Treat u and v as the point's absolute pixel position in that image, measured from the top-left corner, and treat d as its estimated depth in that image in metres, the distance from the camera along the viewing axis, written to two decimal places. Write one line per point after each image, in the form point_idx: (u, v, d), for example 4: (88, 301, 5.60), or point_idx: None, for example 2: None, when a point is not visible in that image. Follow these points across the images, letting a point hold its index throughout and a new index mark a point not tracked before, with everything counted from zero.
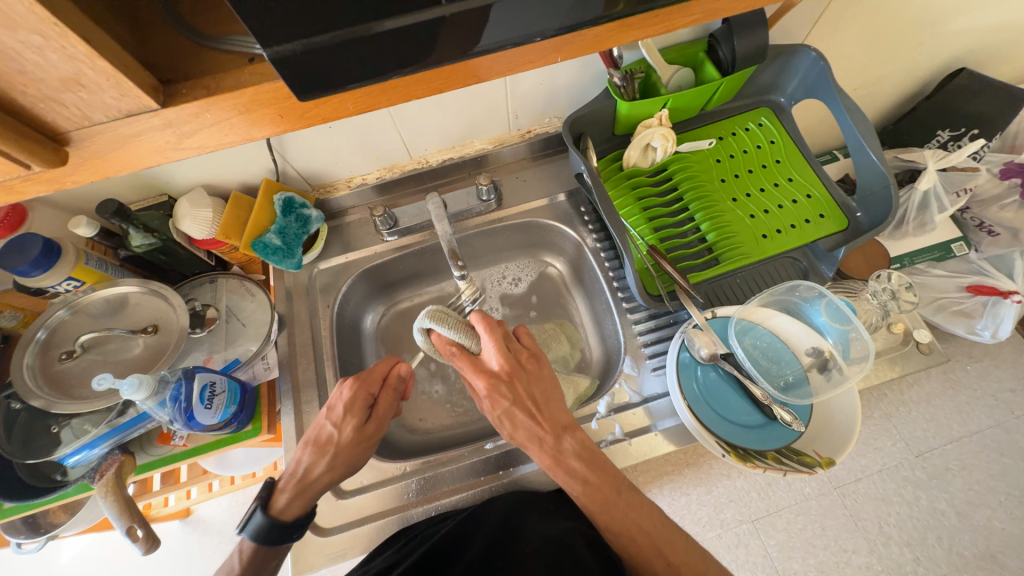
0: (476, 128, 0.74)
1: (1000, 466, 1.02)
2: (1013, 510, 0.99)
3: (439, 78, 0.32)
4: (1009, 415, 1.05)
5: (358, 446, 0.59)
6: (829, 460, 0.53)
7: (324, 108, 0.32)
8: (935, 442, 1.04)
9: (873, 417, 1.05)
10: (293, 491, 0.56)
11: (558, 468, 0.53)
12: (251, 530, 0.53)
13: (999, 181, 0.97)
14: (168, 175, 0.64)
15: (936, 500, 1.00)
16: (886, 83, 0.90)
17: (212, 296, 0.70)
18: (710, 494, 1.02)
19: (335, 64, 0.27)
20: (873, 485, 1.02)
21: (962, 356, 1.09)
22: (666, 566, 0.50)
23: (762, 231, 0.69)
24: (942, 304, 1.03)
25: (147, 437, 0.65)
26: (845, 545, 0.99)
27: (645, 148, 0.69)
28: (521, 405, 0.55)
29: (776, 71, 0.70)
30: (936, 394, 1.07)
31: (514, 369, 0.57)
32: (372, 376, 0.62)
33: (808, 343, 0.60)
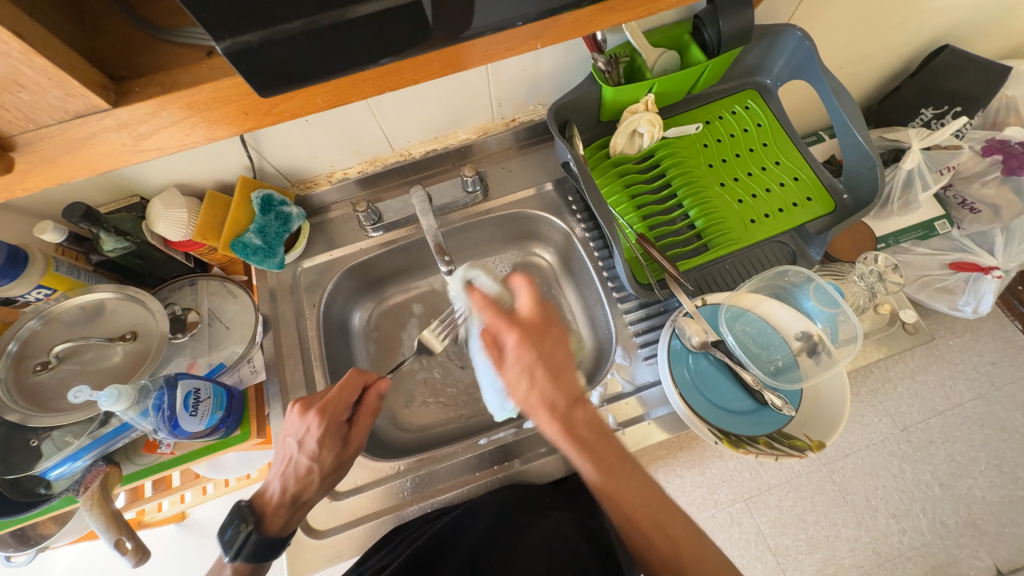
0: (458, 118, 0.72)
1: (981, 437, 1.05)
2: (993, 478, 1.02)
3: (413, 70, 0.31)
4: (989, 387, 1.08)
5: (339, 471, 0.58)
6: (819, 443, 0.53)
7: (293, 103, 0.30)
8: (919, 416, 1.06)
9: (859, 394, 1.08)
10: (284, 513, 0.56)
11: (570, 439, 0.50)
12: (242, 553, 0.53)
13: (981, 158, 0.98)
14: (139, 175, 0.61)
15: (921, 472, 1.03)
16: (871, 61, 0.90)
17: (192, 300, 0.68)
18: (704, 476, 1.05)
19: (297, 58, 0.26)
20: (861, 460, 1.04)
21: (944, 332, 1.11)
22: (665, 538, 0.48)
23: (751, 215, 0.69)
24: (926, 281, 1.05)
25: (132, 447, 0.63)
26: (834, 520, 1.01)
27: (632, 134, 0.68)
28: (546, 360, 0.52)
29: (762, 52, 0.69)
30: (920, 369, 1.09)
31: (542, 329, 0.54)
32: (341, 402, 0.57)
33: (797, 328, 0.59)
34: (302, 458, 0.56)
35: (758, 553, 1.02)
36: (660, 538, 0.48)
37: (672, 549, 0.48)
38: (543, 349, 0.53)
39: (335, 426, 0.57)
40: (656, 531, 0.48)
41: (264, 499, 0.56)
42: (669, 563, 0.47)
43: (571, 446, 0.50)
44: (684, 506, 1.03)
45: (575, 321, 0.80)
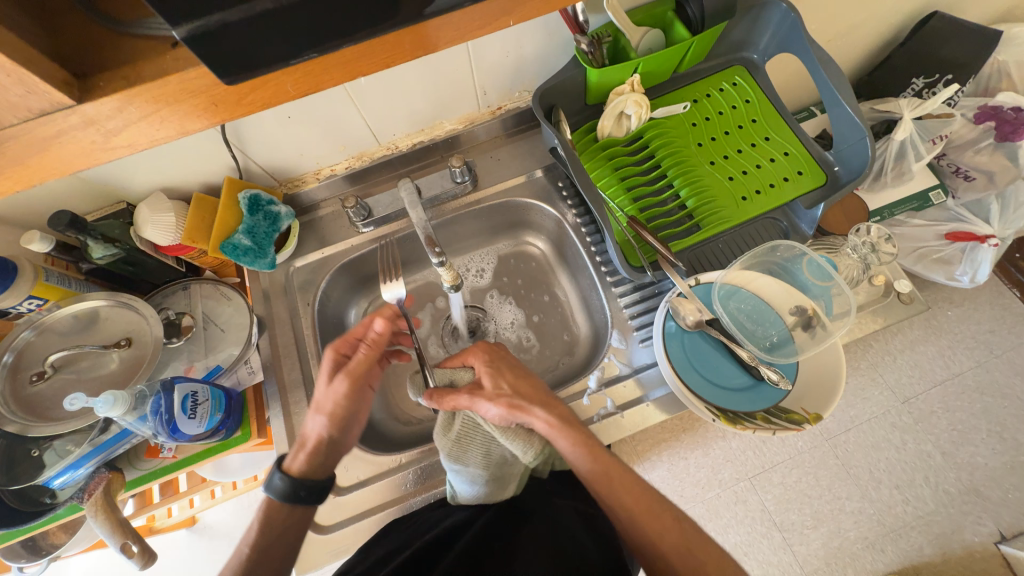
0: (444, 107, 0.71)
1: (981, 405, 1.06)
2: (995, 445, 1.03)
3: (385, 52, 0.30)
4: (989, 355, 1.09)
5: (332, 404, 0.57)
6: (816, 415, 0.52)
7: (262, 93, 0.30)
8: (920, 387, 1.07)
9: (859, 368, 1.08)
10: (303, 452, 0.57)
11: (565, 429, 0.56)
12: (273, 490, 0.55)
13: (974, 126, 1.00)
14: (123, 179, 0.60)
15: (923, 442, 1.04)
16: (858, 32, 0.90)
17: (186, 304, 0.68)
18: (708, 456, 1.06)
19: (257, 40, 0.25)
20: (863, 433, 1.05)
21: (942, 303, 1.12)
22: (675, 522, 0.52)
23: (742, 192, 0.69)
24: (922, 253, 1.06)
25: (134, 452, 0.63)
26: (838, 493, 1.03)
27: (619, 116, 0.67)
28: (505, 373, 0.60)
29: (747, 26, 0.69)
30: (920, 341, 1.10)
31: (489, 350, 0.63)
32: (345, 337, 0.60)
33: (791, 303, 0.59)
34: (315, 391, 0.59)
35: (764, 530, 1.03)
36: (671, 521, 0.52)
37: (682, 537, 0.50)
38: (509, 372, 0.61)
39: (335, 358, 0.59)
40: (668, 517, 0.52)
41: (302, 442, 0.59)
42: (684, 551, 0.49)
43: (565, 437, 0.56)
44: (689, 487, 1.05)
45: (569, 306, 0.80)
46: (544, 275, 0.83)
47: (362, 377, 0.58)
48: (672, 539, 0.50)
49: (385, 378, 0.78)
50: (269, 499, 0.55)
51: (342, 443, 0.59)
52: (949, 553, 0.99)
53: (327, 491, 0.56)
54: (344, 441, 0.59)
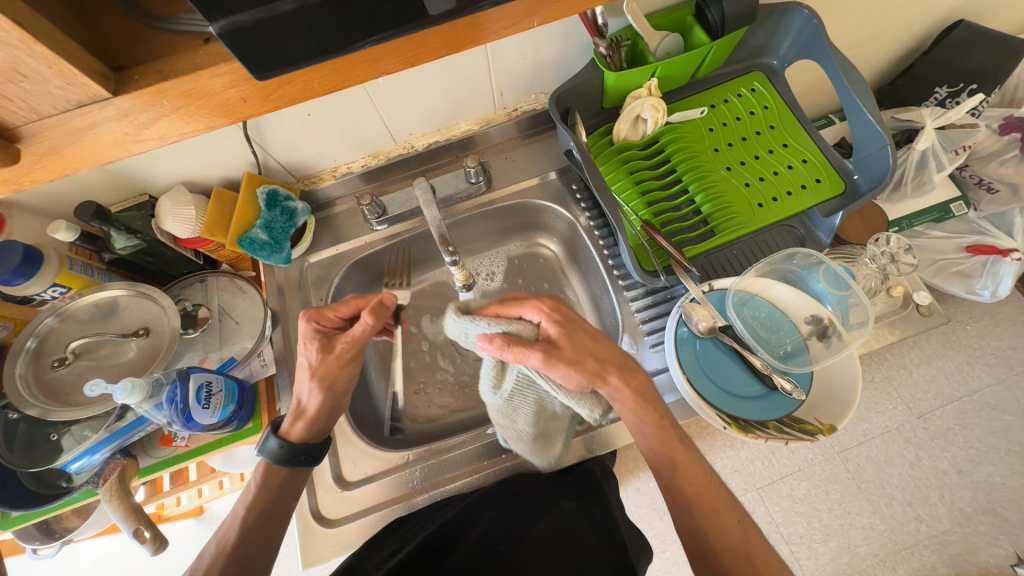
0: (461, 108, 0.72)
1: (1000, 423, 1.04)
2: (1014, 465, 1.01)
3: (409, 52, 0.31)
4: (1008, 372, 1.07)
5: (328, 376, 0.57)
6: (830, 426, 0.52)
7: (290, 89, 0.30)
8: (936, 403, 1.06)
9: (873, 381, 1.07)
10: (300, 420, 0.58)
11: (641, 405, 0.52)
12: (267, 454, 0.56)
13: (999, 137, 0.99)
14: (148, 172, 0.62)
15: (938, 459, 1.02)
16: (881, 40, 0.89)
17: (203, 296, 0.70)
18: (715, 465, 1.06)
19: (289, 37, 0.26)
20: (875, 448, 1.04)
21: (961, 317, 1.10)
22: (737, 523, 0.48)
23: (758, 199, 0.68)
24: (942, 265, 1.06)
25: (148, 440, 0.64)
26: (849, 508, 1.01)
27: (636, 120, 0.67)
28: (583, 336, 0.53)
29: (767, 33, 0.68)
30: (936, 355, 1.09)
31: (560, 309, 0.54)
32: (334, 310, 0.60)
33: (807, 311, 0.58)
34: (303, 361, 0.58)
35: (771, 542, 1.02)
36: (730, 521, 0.48)
37: (743, 537, 0.47)
38: (582, 330, 0.54)
39: (320, 327, 0.59)
40: (727, 513, 0.49)
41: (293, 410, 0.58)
42: (742, 552, 0.46)
43: (636, 409, 0.52)
44: None
45: (580, 309, 0.80)
46: (556, 278, 0.83)
47: (362, 349, 0.58)
48: (731, 537, 0.47)
49: (395, 375, 0.78)
50: (263, 462, 0.56)
51: (338, 408, 0.60)
52: (963, 575, 0.97)
53: (324, 453, 0.59)
54: (340, 407, 0.60)
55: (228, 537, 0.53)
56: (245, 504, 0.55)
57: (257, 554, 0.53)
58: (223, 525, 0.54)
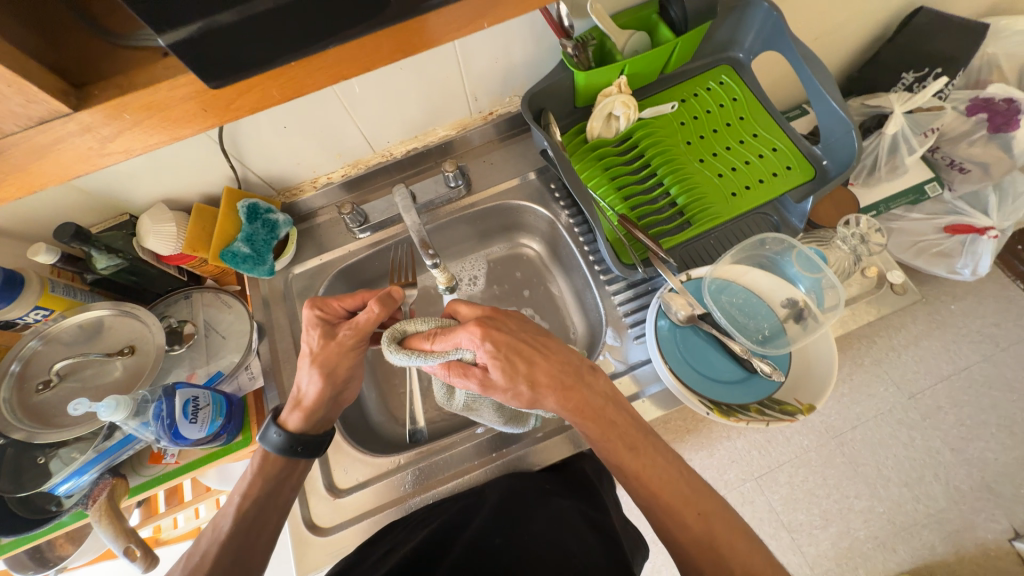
0: (437, 114, 0.73)
1: (988, 399, 1.07)
2: (1004, 440, 1.05)
3: (365, 56, 0.32)
4: (995, 348, 1.11)
5: (332, 363, 0.57)
6: (809, 406, 0.53)
7: (250, 97, 0.31)
8: (925, 382, 1.09)
9: (864, 364, 1.10)
10: (300, 408, 0.58)
11: (593, 419, 0.53)
12: (269, 444, 0.58)
13: (965, 118, 1.05)
14: (126, 190, 0.62)
15: (930, 438, 1.06)
16: (843, 31, 0.92)
17: (188, 312, 0.70)
18: (713, 456, 1.08)
19: (241, 42, 0.28)
20: (870, 431, 1.07)
21: (943, 297, 1.13)
22: (698, 517, 0.50)
23: (731, 188, 0.70)
24: (923, 247, 1.11)
25: (138, 459, 0.64)
26: (846, 492, 1.04)
27: (608, 117, 0.69)
28: (519, 364, 0.51)
29: (731, 27, 0.70)
30: (924, 335, 1.12)
31: (496, 341, 0.50)
32: (339, 299, 0.59)
33: (782, 295, 0.59)
34: (306, 347, 0.58)
35: (773, 530, 1.04)
36: (690, 515, 0.50)
37: (705, 532, 0.49)
38: (523, 358, 0.51)
39: (325, 316, 0.58)
40: (687, 508, 0.50)
41: (294, 398, 0.58)
42: (705, 547, 0.48)
43: (583, 423, 0.54)
44: None
45: (565, 306, 0.81)
46: (540, 277, 0.84)
47: (366, 337, 0.58)
48: (693, 534, 0.49)
49: (386, 382, 0.78)
50: (264, 450, 0.58)
51: (336, 399, 0.60)
52: (963, 552, 1.00)
53: (323, 444, 0.60)
54: (340, 397, 0.60)
55: (222, 526, 0.55)
56: (241, 491, 0.57)
57: (250, 545, 0.54)
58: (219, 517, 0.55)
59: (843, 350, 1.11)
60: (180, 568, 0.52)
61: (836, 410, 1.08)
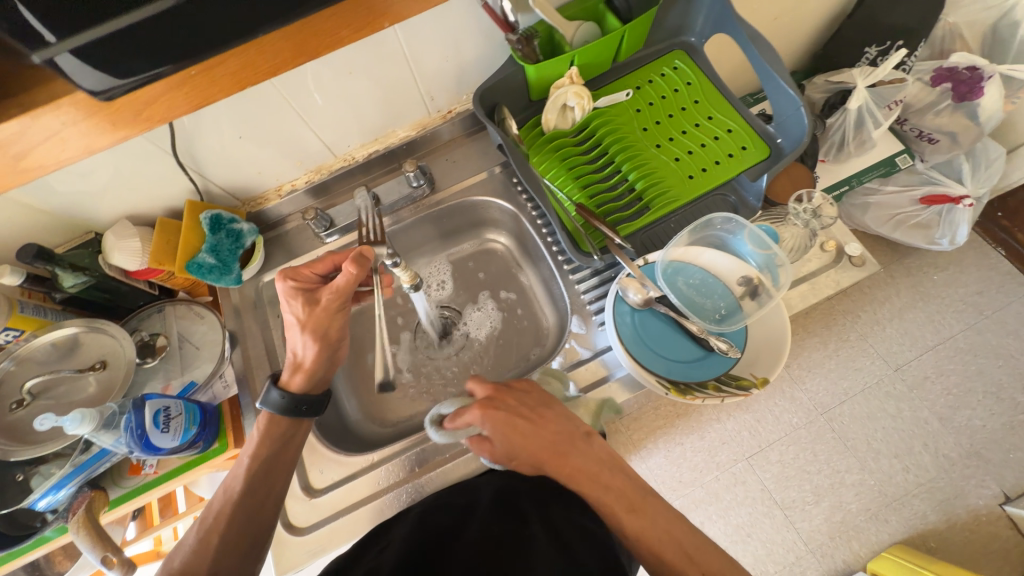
0: (395, 115, 0.74)
1: (975, 366, 1.11)
2: (991, 407, 1.08)
3: (258, 60, 0.41)
4: (978, 316, 1.15)
5: (321, 323, 0.61)
6: (763, 379, 0.54)
7: (157, 108, 0.41)
8: (911, 354, 1.11)
9: (850, 339, 1.11)
10: (301, 371, 0.61)
11: (591, 480, 0.56)
12: (270, 408, 0.59)
13: (932, 88, 1.05)
14: (88, 208, 0.64)
15: (919, 409, 1.07)
16: (800, 9, 0.93)
17: (161, 325, 0.71)
18: (704, 440, 1.07)
19: (132, 55, 0.35)
20: (857, 405, 1.08)
21: (927, 269, 1.17)
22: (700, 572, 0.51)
23: (688, 171, 0.70)
24: (902, 219, 1.15)
25: (118, 471, 0.65)
26: (838, 467, 1.05)
27: (563, 109, 0.69)
28: (518, 437, 0.57)
29: (680, 11, 0.71)
30: (908, 308, 1.14)
31: (498, 417, 0.57)
32: (309, 266, 0.63)
33: (738, 273, 0.60)
34: (290, 318, 0.61)
35: (767, 509, 1.05)
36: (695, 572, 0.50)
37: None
38: (521, 433, 0.57)
39: (301, 285, 0.62)
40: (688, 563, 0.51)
41: (289, 365, 0.62)
42: None
43: (590, 486, 0.56)
44: (687, 472, 1.06)
45: (536, 298, 0.82)
46: (511, 271, 0.84)
47: (348, 297, 0.62)
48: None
49: (363, 383, 0.80)
50: (265, 416, 0.60)
51: (332, 358, 0.64)
52: (954, 519, 1.03)
53: (325, 402, 0.63)
54: (335, 355, 0.64)
55: (233, 487, 0.56)
56: (249, 453, 0.58)
57: (254, 517, 0.55)
58: (230, 477, 0.57)
59: (828, 325, 1.12)
60: (192, 532, 0.54)
61: (824, 386, 1.08)
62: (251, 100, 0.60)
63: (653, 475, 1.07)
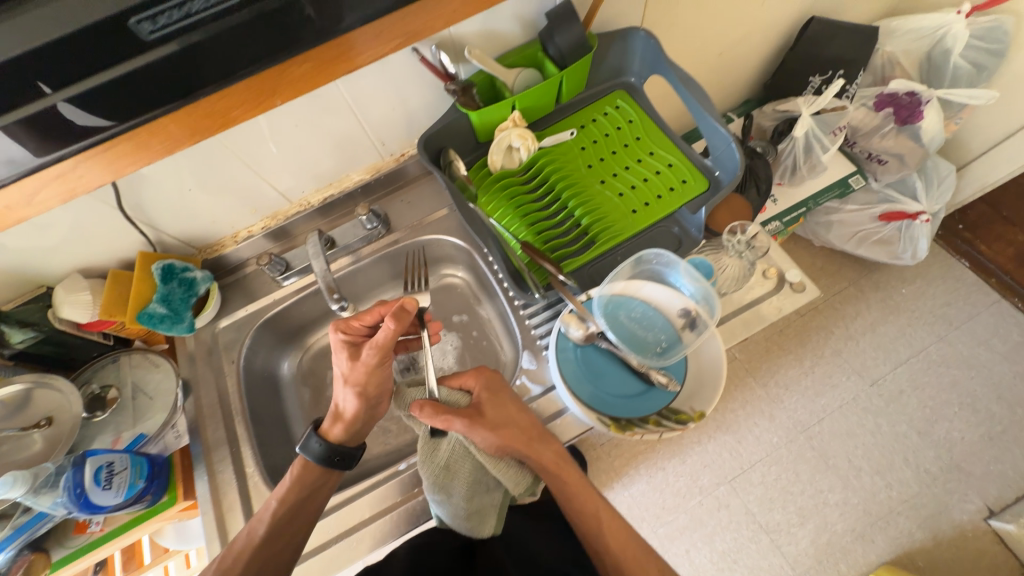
0: (347, 161, 0.76)
1: (948, 379, 1.12)
2: (968, 418, 1.09)
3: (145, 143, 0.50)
4: (949, 328, 1.17)
5: (371, 378, 0.60)
6: (700, 414, 0.56)
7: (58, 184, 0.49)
8: (886, 368, 1.12)
9: (824, 355, 1.13)
10: (342, 423, 0.62)
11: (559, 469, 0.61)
12: (309, 453, 0.61)
13: (875, 113, 1.10)
14: (37, 264, 0.64)
15: (897, 423, 1.08)
16: (743, 44, 0.98)
17: (114, 376, 0.71)
18: (686, 464, 1.07)
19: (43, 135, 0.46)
20: (836, 422, 1.08)
21: (895, 282, 1.20)
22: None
23: (632, 206, 0.73)
24: (864, 236, 1.17)
25: (62, 531, 0.63)
26: (820, 486, 1.04)
27: (508, 150, 0.72)
28: (504, 406, 0.61)
29: (616, 56, 0.74)
30: (879, 322, 1.17)
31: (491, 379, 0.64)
32: (359, 319, 0.62)
33: (677, 305, 0.60)
34: (336, 370, 0.62)
35: (751, 533, 1.03)
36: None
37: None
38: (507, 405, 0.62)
39: (350, 337, 0.62)
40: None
41: (333, 413, 0.63)
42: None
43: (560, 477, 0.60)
44: (670, 497, 1.05)
45: (494, 331, 0.83)
46: (468, 305, 0.86)
47: (389, 354, 0.59)
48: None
49: None
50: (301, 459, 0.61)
51: (373, 410, 0.64)
52: (941, 535, 1.02)
53: (357, 456, 0.63)
54: (376, 408, 0.64)
55: (257, 530, 0.58)
56: (276, 496, 0.59)
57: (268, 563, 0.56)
58: (257, 522, 0.58)
59: (803, 342, 1.14)
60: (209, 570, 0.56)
61: (802, 404, 1.09)
62: (200, 156, 0.62)
63: (637, 502, 1.06)
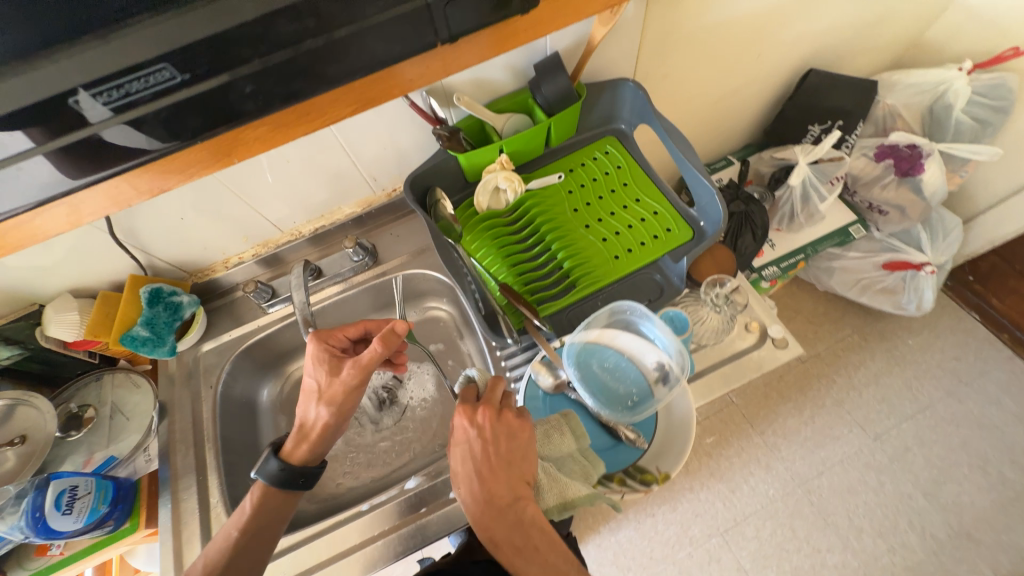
0: (339, 194, 0.78)
1: (958, 438, 1.07)
2: (978, 481, 1.03)
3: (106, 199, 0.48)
4: (958, 384, 1.12)
5: (348, 394, 0.59)
6: (665, 476, 0.55)
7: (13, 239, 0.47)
8: (890, 422, 1.08)
9: (824, 405, 1.10)
10: (307, 441, 0.60)
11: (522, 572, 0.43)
12: (266, 476, 0.58)
13: (875, 163, 1.06)
14: (30, 283, 0.66)
15: (902, 483, 1.03)
16: (740, 93, 0.99)
17: (95, 396, 0.72)
18: (676, 511, 1.03)
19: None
20: (836, 477, 1.03)
21: (900, 332, 1.17)
22: None
23: (615, 251, 0.73)
24: (866, 284, 1.14)
25: (23, 552, 0.63)
26: (818, 545, 0.99)
27: (495, 191, 0.73)
28: (485, 451, 0.49)
29: (606, 105, 0.76)
30: (883, 372, 1.13)
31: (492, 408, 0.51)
32: (343, 330, 0.64)
33: (651, 358, 0.59)
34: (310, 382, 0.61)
35: None
36: None
37: None
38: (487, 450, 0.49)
39: (331, 349, 0.62)
40: None
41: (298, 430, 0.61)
42: None
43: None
44: (657, 547, 1.01)
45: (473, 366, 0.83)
46: (449, 339, 0.86)
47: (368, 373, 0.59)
48: None
49: None
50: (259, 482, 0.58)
51: (339, 430, 0.63)
52: None
53: (316, 477, 0.61)
54: (343, 427, 0.62)
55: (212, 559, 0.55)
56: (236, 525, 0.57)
57: None
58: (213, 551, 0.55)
59: (803, 390, 1.11)
60: None
61: (800, 456, 1.05)
62: (195, 188, 0.64)
63: (624, 548, 1.02)
